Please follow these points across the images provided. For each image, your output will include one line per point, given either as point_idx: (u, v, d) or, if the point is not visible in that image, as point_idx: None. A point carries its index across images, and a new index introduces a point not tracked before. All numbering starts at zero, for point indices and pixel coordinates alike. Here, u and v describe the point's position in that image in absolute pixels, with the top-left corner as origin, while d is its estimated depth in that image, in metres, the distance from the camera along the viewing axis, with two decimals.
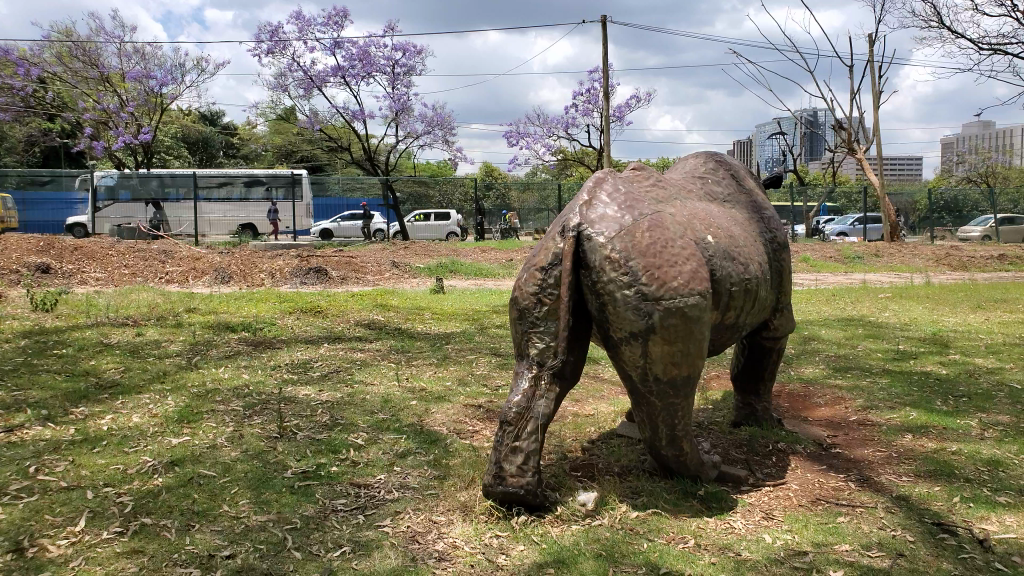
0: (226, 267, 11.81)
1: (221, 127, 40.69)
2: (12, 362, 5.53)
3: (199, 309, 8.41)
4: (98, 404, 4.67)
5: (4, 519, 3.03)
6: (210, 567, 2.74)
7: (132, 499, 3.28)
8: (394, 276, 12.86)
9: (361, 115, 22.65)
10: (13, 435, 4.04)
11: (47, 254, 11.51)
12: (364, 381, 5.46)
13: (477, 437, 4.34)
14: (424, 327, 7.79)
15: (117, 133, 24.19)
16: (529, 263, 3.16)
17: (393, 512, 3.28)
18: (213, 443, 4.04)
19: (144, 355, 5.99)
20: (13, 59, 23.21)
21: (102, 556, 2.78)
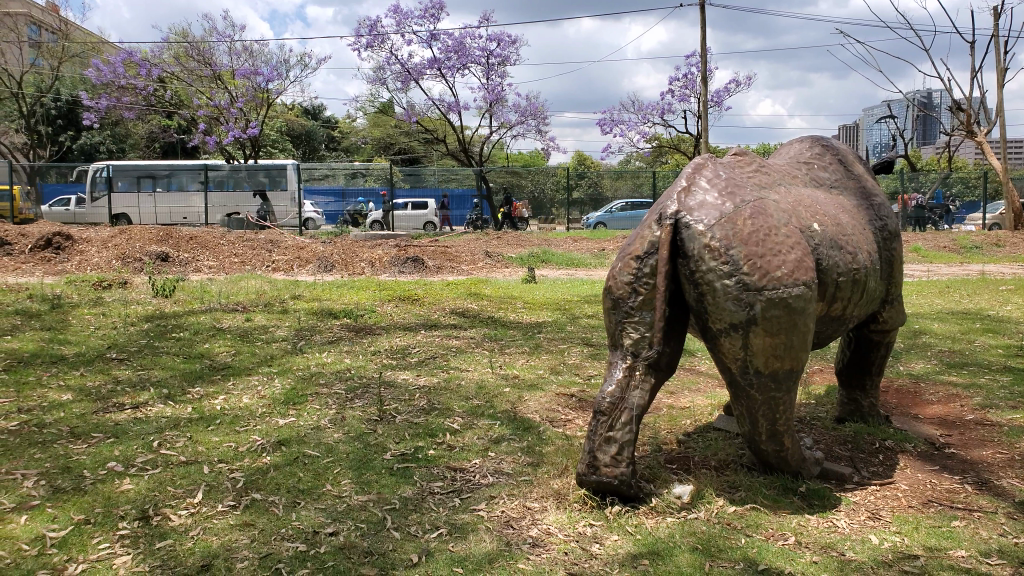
0: (329, 256, 12.26)
1: (324, 120, 42.09)
2: (137, 344, 5.93)
3: (303, 297, 8.75)
4: (212, 385, 4.95)
5: (133, 488, 3.27)
6: (316, 542, 2.87)
7: (244, 474, 3.47)
8: (487, 266, 13.00)
9: (457, 107, 22.90)
10: (139, 411, 4.34)
11: (166, 244, 12.23)
12: (460, 367, 5.56)
13: (570, 425, 4.35)
14: (516, 315, 7.87)
15: (227, 128, 25.39)
16: (624, 252, 3.14)
17: (488, 496, 3.33)
18: (317, 424, 4.21)
19: (253, 339, 6.31)
20: (136, 61, 25.07)
21: (218, 527, 2.95)
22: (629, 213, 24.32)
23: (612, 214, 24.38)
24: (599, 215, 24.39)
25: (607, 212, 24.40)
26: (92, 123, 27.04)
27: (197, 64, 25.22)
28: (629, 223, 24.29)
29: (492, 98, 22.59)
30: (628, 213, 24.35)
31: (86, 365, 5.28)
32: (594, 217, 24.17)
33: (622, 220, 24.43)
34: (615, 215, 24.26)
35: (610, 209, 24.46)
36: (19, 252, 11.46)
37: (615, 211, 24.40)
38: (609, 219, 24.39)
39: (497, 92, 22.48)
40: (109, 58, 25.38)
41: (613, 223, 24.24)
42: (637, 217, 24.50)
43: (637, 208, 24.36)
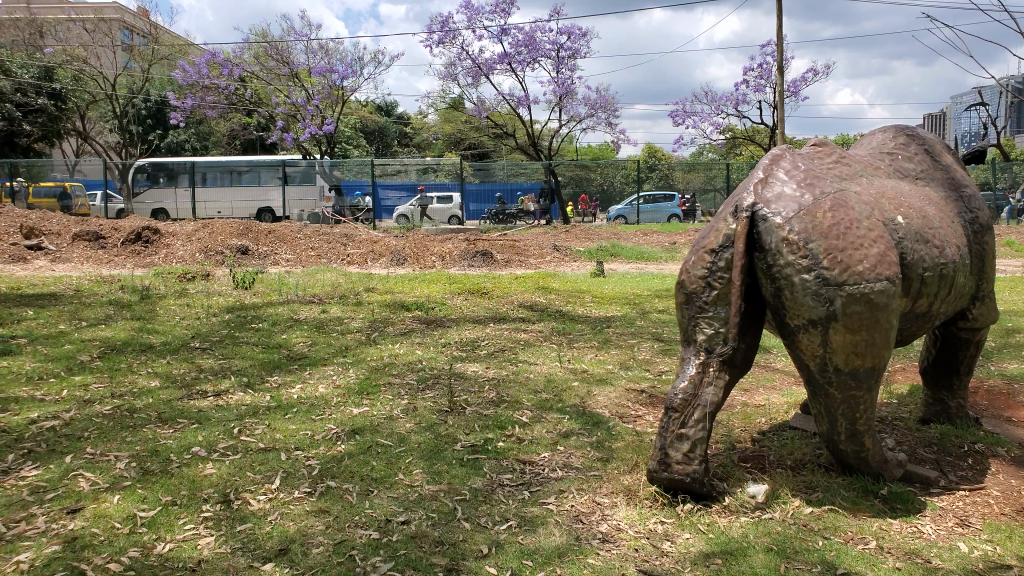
0: (402, 250, 12.45)
1: (396, 117, 42.74)
2: (218, 335, 6.14)
3: (377, 289, 8.93)
4: (290, 374, 5.10)
5: (215, 473, 3.39)
6: (388, 530, 2.92)
7: (319, 462, 3.56)
8: (555, 260, 12.96)
9: (526, 101, 22.90)
10: (221, 399, 4.50)
11: (246, 238, 12.64)
12: (529, 360, 5.56)
13: (641, 421, 4.29)
14: (585, 309, 7.83)
15: (303, 126, 26.05)
16: (697, 246, 3.08)
17: (558, 490, 3.32)
18: (390, 414, 4.28)
19: (329, 330, 6.47)
20: (219, 61, 26.01)
21: (295, 513, 3.04)
22: (649, 206, 23.90)
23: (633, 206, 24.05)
24: (619, 208, 24.07)
25: (628, 204, 24.03)
26: (178, 122, 28.17)
27: (275, 63, 26.14)
28: (649, 217, 23.99)
29: (561, 92, 22.49)
30: (649, 205, 23.93)
31: (172, 353, 5.51)
32: (613, 210, 23.92)
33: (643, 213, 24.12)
34: (635, 208, 23.94)
35: (631, 201, 24.05)
36: (111, 245, 12.05)
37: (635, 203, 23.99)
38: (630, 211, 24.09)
39: (567, 85, 22.36)
40: (193, 59, 26.34)
41: (634, 217, 23.96)
42: (659, 209, 24.12)
43: (659, 201, 23.97)
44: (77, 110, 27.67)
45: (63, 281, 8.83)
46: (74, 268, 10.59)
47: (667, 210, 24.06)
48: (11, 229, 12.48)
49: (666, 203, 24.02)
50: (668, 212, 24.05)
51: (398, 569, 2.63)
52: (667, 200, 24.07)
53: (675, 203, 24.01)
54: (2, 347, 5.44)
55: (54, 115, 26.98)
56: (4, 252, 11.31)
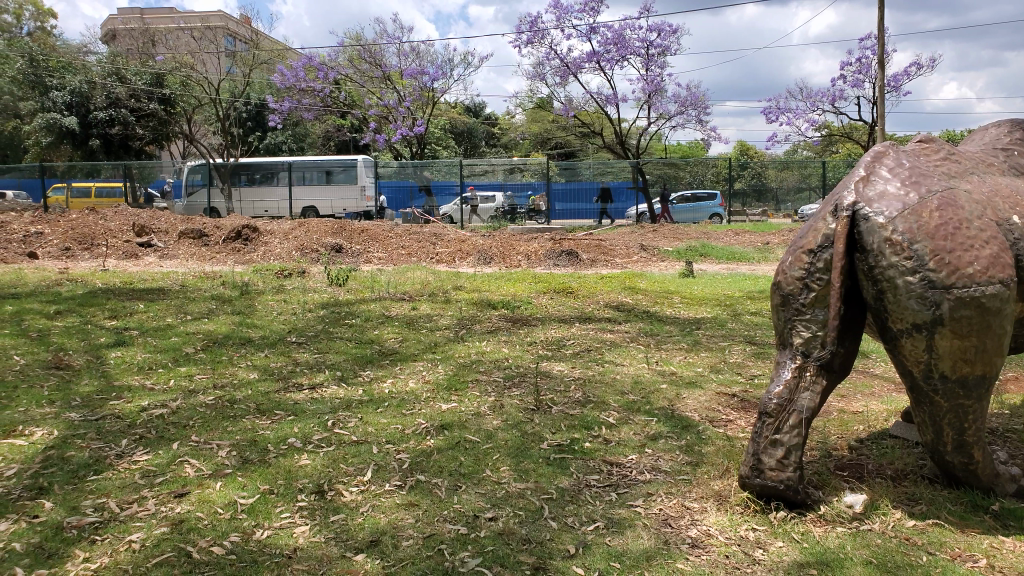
0: (488, 250, 12.55)
1: (484, 117, 43.19)
2: (314, 330, 6.36)
3: (464, 287, 9.06)
4: (381, 369, 5.23)
5: (310, 464, 3.51)
6: (476, 526, 2.95)
7: (409, 456, 3.63)
8: (642, 259, 12.79)
9: (614, 99, 22.67)
10: (316, 392, 4.65)
11: (340, 236, 13.04)
12: (616, 361, 5.51)
13: (732, 426, 4.17)
14: (674, 310, 7.71)
15: (395, 127, 26.60)
16: (795, 246, 2.99)
17: (646, 493, 3.28)
18: (477, 411, 4.33)
19: (418, 327, 6.60)
20: (315, 65, 26.79)
21: (386, 505, 3.11)
22: (691, 204, 23.47)
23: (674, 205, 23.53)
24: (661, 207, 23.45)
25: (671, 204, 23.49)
26: (277, 125, 29.31)
27: (369, 66, 26.76)
28: (691, 215, 23.55)
29: (650, 90, 22.18)
30: (690, 204, 23.52)
31: (270, 347, 5.73)
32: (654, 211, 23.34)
33: (684, 211, 23.67)
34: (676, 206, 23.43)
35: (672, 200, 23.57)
36: (213, 243, 12.65)
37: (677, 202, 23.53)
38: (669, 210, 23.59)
39: (656, 82, 22.04)
40: (291, 63, 27.32)
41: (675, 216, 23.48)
42: (700, 208, 23.71)
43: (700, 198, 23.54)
44: (185, 114, 29.19)
45: (170, 276, 9.33)
46: (180, 264, 11.19)
47: (709, 208, 23.64)
48: (124, 227, 13.34)
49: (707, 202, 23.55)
50: (709, 211, 23.63)
51: (486, 565, 2.66)
52: (709, 198, 23.65)
53: (717, 201, 23.63)
54: (116, 338, 5.79)
55: (163, 119, 28.52)
56: (117, 249, 12.07)
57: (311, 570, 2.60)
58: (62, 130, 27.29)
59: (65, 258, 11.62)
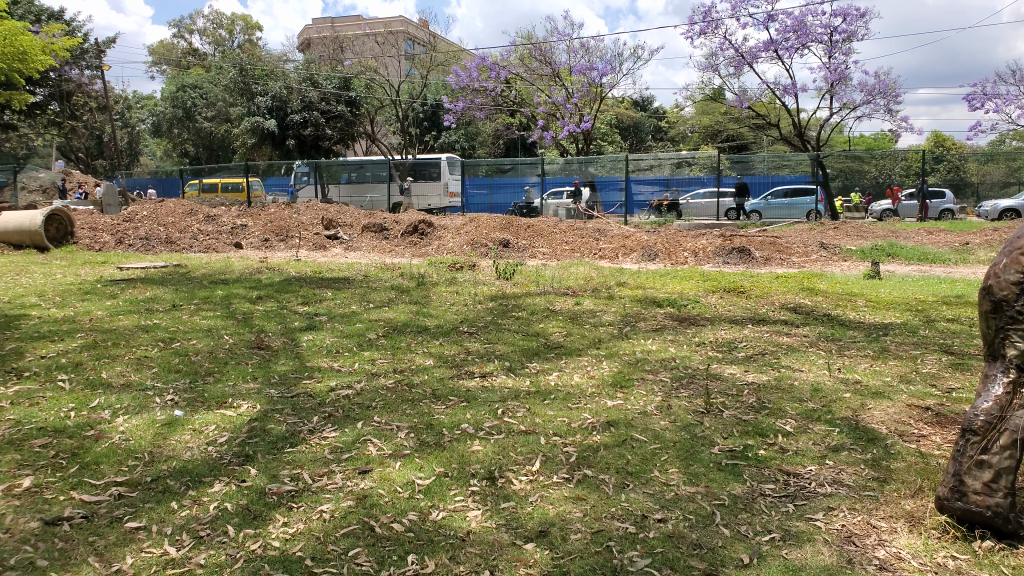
0: (653, 246, 12.36)
1: (651, 111, 42.56)
2: (484, 321, 6.56)
3: (628, 284, 8.93)
4: (547, 361, 5.30)
5: (482, 451, 3.61)
6: (644, 526, 2.91)
7: (576, 450, 3.65)
8: (821, 259, 12.03)
9: (793, 90, 21.53)
10: (487, 380, 4.80)
11: (508, 232, 13.38)
12: (792, 366, 5.25)
13: (925, 441, 3.83)
14: (857, 314, 7.20)
15: (563, 124, 26.71)
16: (1010, 247, 2.70)
17: (827, 507, 3.09)
18: (644, 410, 4.27)
19: (583, 322, 6.62)
20: (488, 65, 27.62)
21: (554, 497, 3.15)
22: (786, 200, 21.43)
23: (769, 201, 21.49)
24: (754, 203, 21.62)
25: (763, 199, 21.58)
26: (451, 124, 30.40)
27: (539, 64, 26.98)
28: (785, 211, 21.42)
29: (833, 79, 20.86)
30: (785, 199, 21.53)
31: (444, 336, 5.98)
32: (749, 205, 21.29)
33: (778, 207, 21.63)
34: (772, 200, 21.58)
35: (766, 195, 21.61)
36: (393, 236, 13.40)
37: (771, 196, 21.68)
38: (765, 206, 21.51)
39: (841, 70, 20.68)
40: (465, 64, 28.20)
41: (770, 212, 21.43)
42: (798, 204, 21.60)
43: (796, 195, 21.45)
44: (368, 115, 31.09)
45: (355, 267, 9.94)
46: (363, 256, 11.93)
47: (806, 204, 21.48)
48: (315, 220, 14.35)
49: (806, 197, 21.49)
50: (807, 208, 21.50)
51: (655, 566, 2.62)
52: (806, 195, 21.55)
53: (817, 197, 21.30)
54: (308, 323, 6.28)
55: (349, 120, 30.48)
56: (308, 241, 13.09)
57: (484, 554, 2.68)
58: (264, 131, 29.67)
59: (265, 248, 12.78)
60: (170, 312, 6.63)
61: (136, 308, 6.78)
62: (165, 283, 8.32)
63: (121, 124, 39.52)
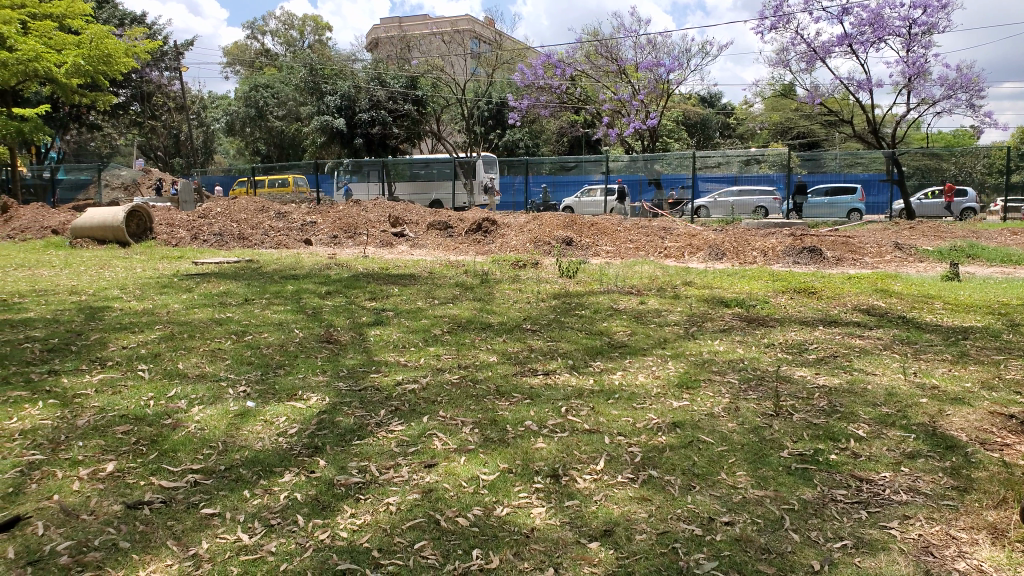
0: (720, 245, 12.14)
1: (719, 107, 41.83)
2: (547, 319, 6.55)
3: (695, 283, 8.81)
4: (611, 360, 5.27)
5: (546, 448, 3.61)
6: (711, 528, 2.87)
7: (641, 450, 3.61)
8: (895, 259, 11.61)
9: (868, 85, 20.85)
10: (550, 377, 4.81)
11: (571, 230, 13.32)
12: (866, 370, 5.08)
13: (1010, 451, 3.66)
14: (935, 317, 6.92)
15: (628, 121, 26.45)
16: None
17: (902, 515, 2.99)
18: (711, 411, 4.20)
19: (648, 321, 6.55)
20: (554, 62, 27.54)
21: (619, 497, 3.12)
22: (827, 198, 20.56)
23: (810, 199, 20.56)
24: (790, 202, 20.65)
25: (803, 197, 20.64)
26: (515, 122, 30.46)
27: (605, 61, 26.79)
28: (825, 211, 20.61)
29: (911, 73, 20.10)
30: (826, 197, 20.62)
31: (507, 333, 6.01)
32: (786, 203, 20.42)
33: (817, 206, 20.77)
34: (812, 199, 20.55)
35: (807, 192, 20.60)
36: (458, 234, 13.48)
37: (811, 194, 20.63)
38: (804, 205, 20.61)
39: (919, 64, 19.92)
40: (532, 62, 28.32)
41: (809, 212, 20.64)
42: (837, 204, 20.82)
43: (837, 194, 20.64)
44: (434, 114, 31.44)
45: (420, 264, 10.05)
46: (428, 253, 12.06)
47: (846, 203, 20.78)
48: (381, 218, 14.55)
49: (845, 196, 20.71)
50: (846, 207, 20.84)
51: (723, 570, 2.58)
52: (846, 194, 20.80)
53: (857, 196, 20.75)
54: (375, 318, 6.39)
55: (416, 119, 30.87)
56: (375, 238, 13.29)
57: (549, 552, 2.68)
58: (333, 130, 30.18)
59: (333, 245, 13.06)
60: (242, 306, 6.83)
61: (210, 302, 7.01)
62: (237, 277, 8.58)
63: (197, 123, 40.93)
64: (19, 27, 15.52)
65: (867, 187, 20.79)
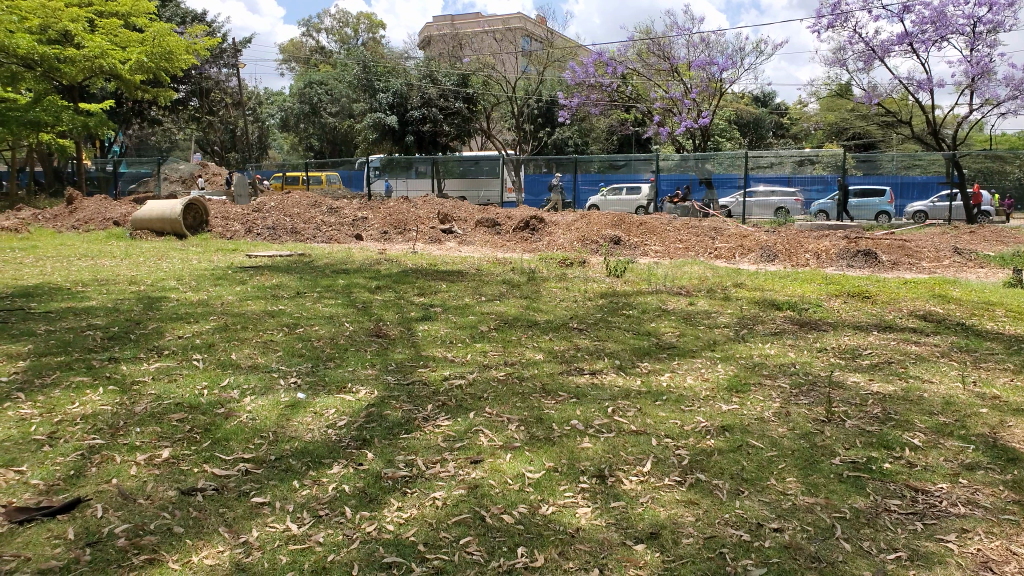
0: (772, 246, 11.94)
1: (772, 107, 41.09)
2: (594, 318, 6.53)
3: (745, 285, 8.68)
4: (659, 361, 5.22)
5: (591, 448, 3.60)
6: (760, 535, 2.82)
7: (689, 453, 3.57)
8: (954, 264, 11.25)
9: (928, 85, 20.25)
10: (597, 377, 4.78)
11: (619, 229, 13.23)
12: (922, 377, 4.94)
13: None
14: (995, 325, 6.68)
15: (679, 120, 26.15)
16: None
17: (960, 528, 2.90)
18: (761, 415, 4.13)
19: (696, 323, 6.47)
20: (604, 60, 26.98)
21: (666, 499, 3.10)
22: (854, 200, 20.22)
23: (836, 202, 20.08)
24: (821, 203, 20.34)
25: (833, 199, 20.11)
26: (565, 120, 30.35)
27: (657, 60, 26.53)
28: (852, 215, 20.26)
29: (974, 72, 19.45)
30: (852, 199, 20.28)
31: (554, 331, 6.00)
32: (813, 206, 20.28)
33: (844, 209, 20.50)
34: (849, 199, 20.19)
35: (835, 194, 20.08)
36: (506, 231, 13.50)
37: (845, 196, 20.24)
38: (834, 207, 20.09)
39: (983, 63, 19.26)
40: (582, 60, 27.91)
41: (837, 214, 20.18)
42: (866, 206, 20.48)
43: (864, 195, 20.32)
44: (484, 112, 31.57)
45: (467, 261, 10.10)
46: (476, 250, 12.11)
47: (874, 206, 20.40)
48: (430, 214, 14.68)
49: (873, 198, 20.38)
50: (875, 209, 20.44)
51: None
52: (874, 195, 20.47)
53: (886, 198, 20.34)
54: (424, 313, 6.46)
55: (467, 117, 31.04)
56: (425, 234, 13.40)
57: (594, 552, 2.67)
58: (385, 127, 30.50)
59: (383, 241, 13.23)
60: (294, 299, 6.96)
61: (262, 294, 7.16)
62: (289, 271, 8.74)
63: (253, 118, 41.80)
64: (86, 25, 16.11)
65: (898, 190, 20.29)
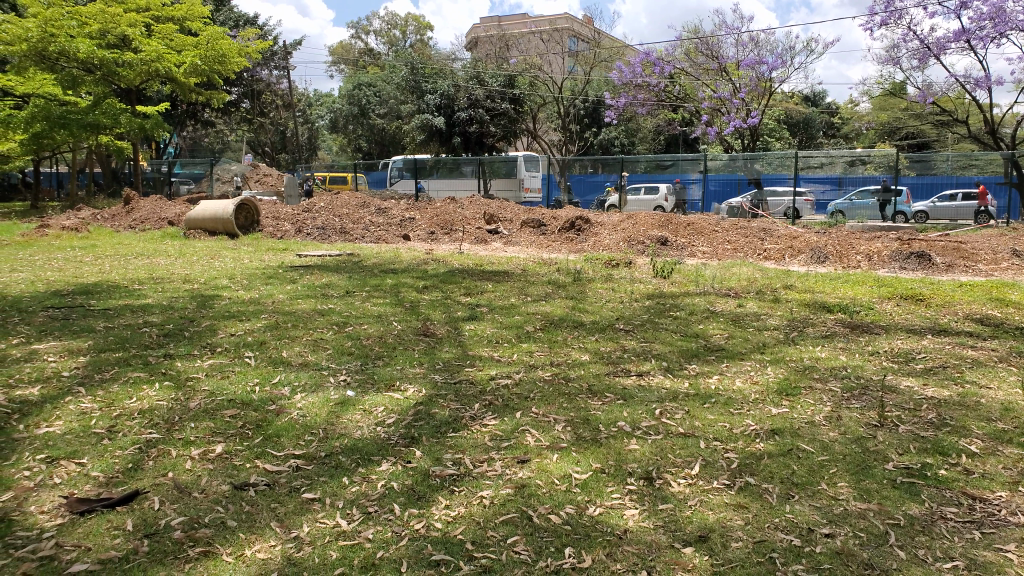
0: (823, 247, 11.73)
1: (823, 107, 40.28)
2: (641, 318, 6.49)
3: (795, 287, 8.53)
4: (708, 364, 5.15)
5: (638, 450, 3.58)
6: (811, 540, 2.78)
7: (738, 456, 3.53)
8: (1012, 267, 10.88)
9: (986, 83, 19.61)
10: (644, 379, 4.75)
11: (666, 229, 13.13)
12: (978, 382, 4.79)
13: None
14: None
15: (727, 119, 25.80)
16: None
17: (1020, 538, 2.80)
18: (811, 419, 4.07)
19: (746, 325, 6.38)
20: (652, 60, 27.03)
21: (715, 503, 3.06)
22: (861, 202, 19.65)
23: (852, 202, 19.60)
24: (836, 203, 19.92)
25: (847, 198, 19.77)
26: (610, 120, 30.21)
27: (704, 59, 26.23)
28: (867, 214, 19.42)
29: None
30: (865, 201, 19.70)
31: (599, 332, 5.98)
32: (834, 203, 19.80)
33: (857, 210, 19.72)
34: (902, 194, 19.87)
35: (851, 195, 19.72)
36: (550, 231, 13.49)
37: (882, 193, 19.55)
38: (849, 206, 19.61)
39: None
40: (630, 60, 27.88)
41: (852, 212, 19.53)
42: None
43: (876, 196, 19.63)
44: (530, 113, 31.61)
45: (512, 261, 10.11)
46: (522, 250, 12.13)
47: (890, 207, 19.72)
48: (476, 214, 14.76)
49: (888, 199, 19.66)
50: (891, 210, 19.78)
51: None
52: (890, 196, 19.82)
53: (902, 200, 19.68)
54: (470, 312, 6.50)
55: (513, 117, 31.12)
56: (471, 235, 13.48)
57: (642, 554, 2.66)
58: (432, 128, 30.71)
59: (429, 241, 13.36)
60: (344, 298, 7.06)
61: (312, 293, 7.29)
62: (339, 270, 8.86)
63: (303, 120, 42.51)
64: (144, 30, 16.62)
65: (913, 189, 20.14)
